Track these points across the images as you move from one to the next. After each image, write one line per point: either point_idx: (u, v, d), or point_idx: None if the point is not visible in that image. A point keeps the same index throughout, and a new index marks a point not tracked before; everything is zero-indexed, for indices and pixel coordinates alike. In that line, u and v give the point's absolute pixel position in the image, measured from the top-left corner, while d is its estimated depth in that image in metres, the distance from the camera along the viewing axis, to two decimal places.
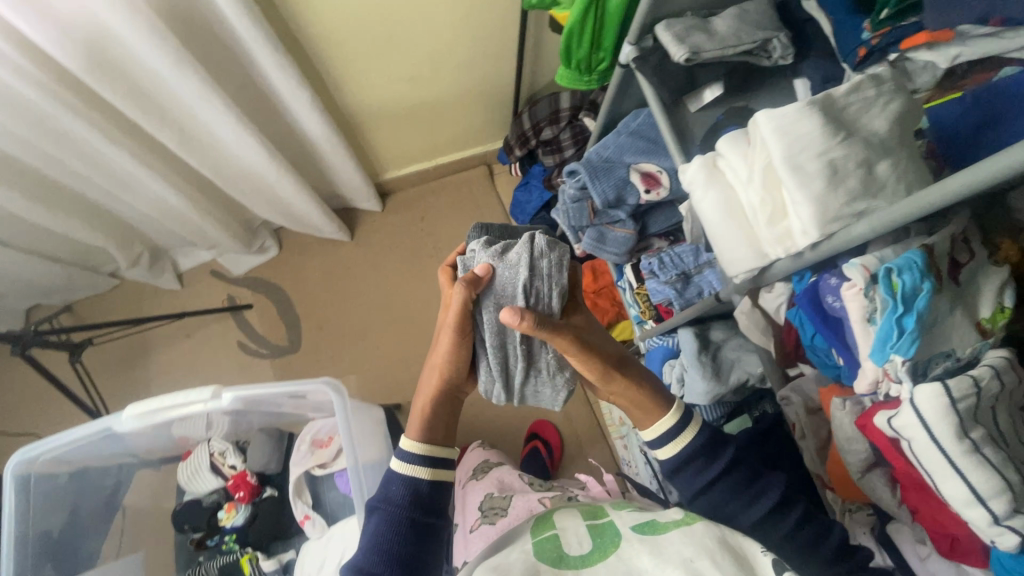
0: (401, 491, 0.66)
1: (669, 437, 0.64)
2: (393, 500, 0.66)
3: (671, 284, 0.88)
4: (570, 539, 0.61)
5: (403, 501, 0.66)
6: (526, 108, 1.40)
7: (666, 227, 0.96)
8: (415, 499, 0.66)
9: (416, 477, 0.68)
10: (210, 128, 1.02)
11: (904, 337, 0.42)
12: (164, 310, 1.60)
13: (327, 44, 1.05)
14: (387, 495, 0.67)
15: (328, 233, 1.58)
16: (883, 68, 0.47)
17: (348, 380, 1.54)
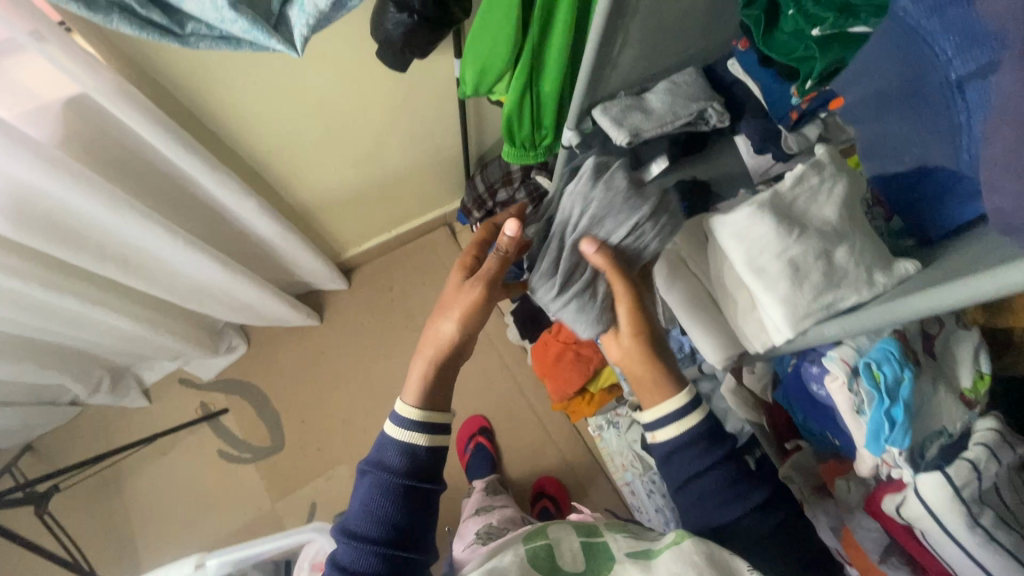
0: (399, 457, 0.68)
1: (672, 418, 0.59)
2: (388, 464, 0.67)
3: None
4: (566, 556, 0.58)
5: (401, 461, 0.67)
6: (478, 172, 1.41)
7: None
8: (408, 464, 0.68)
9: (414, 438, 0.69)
10: (158, 254, 0.98)
11: (896, 429, 0.41)
12: (135, 431, 1.51)
13: (267, 149, 1.03)
14: (384, 458, 0.68)
15: (298, 321, 1.53)
16: (821, 150, 0.47)
17: (340, 470, 1.48)
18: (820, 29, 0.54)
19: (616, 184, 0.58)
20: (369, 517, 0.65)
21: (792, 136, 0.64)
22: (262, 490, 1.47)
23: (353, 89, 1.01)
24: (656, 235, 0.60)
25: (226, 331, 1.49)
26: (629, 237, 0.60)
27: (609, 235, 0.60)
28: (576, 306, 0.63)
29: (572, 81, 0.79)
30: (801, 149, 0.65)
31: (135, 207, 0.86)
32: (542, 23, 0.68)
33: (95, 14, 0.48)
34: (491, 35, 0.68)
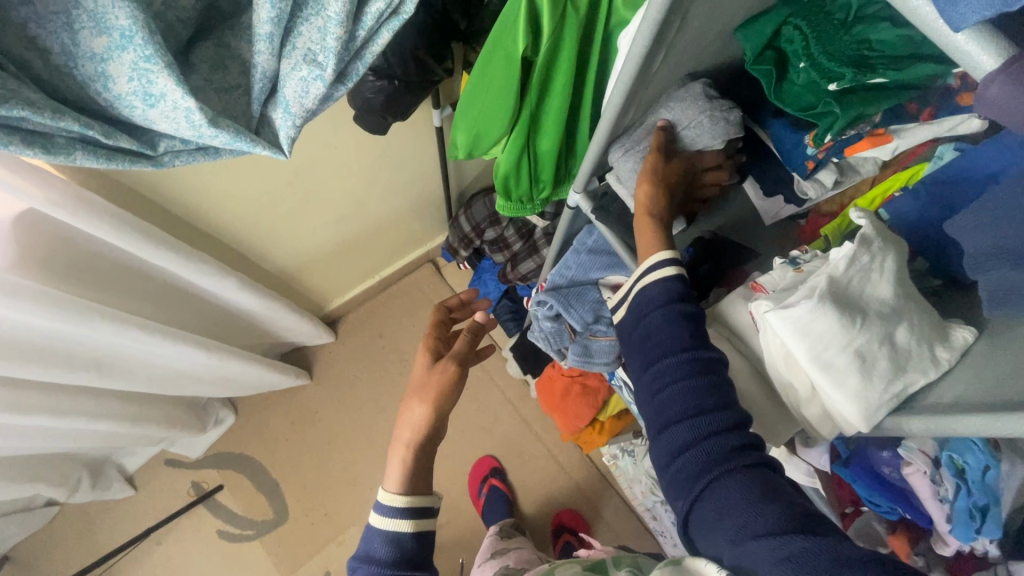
0: (387, 545, 0.63)
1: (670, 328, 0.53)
2: (375, 561, 0.62)
3: None
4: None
5: (388, 553, 0.62)
6: (461, 211, 1.36)
7: None
8: (397, 556, 0.62)
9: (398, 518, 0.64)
10: (133, 351, 0.90)
11: (987, 519, 0.40)
12: (123, 522, 1.41)
13: (239, 222, 0.96)
14: (371, 548, 0.63)
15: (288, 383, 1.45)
16: (865, 224, 0.45)
17: (351, 535, 1.41)
18: (837, 84, 0.52)
19: (693, 90, 0.58)
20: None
21: (807, 182, 0.62)
22: (270, 567, 1.39)
23: (327, 150, 0.95)
24: (715, 134, 0.57)
25: (211, 405, 1.40)
26: (688, 124, 0.58)
27: (675, 119, 0.59)
28: (631, 166, 0.61)
29: (569, 134, 0.75)
30: (818, 195, 0.63)
31: (105, 313, 0.79)
32: (540, 85, 0.64)
33: (54, 155, 0.42)
34: (487, 103, 0.64)
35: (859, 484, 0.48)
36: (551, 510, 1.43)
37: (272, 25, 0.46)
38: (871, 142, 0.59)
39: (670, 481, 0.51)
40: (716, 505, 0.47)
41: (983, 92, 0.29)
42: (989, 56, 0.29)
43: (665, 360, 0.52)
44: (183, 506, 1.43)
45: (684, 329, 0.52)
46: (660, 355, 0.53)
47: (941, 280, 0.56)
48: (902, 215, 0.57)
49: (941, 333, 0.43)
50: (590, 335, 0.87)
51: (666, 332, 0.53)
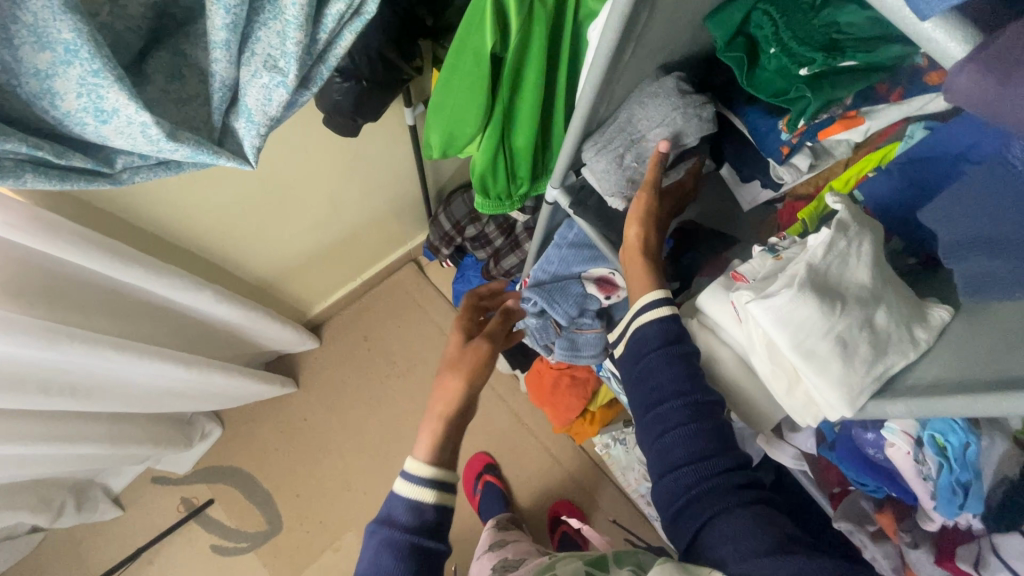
0: (413, 510, 0.62)
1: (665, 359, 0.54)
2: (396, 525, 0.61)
3: None
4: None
5: (415, 516, 0.61)
6: (440, 209, 1.34)
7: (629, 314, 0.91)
8: (418, 523, 0.61)
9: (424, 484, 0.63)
10: (108, 371, 0.88)
11: (969, 495, 0.42)
12: (113, 544, 1.38)
13: (212, 233, 0.93)
14: (397, 508, 0.62)
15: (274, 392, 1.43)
16: (842, 210, 0.45)
17: (348, 540, 1.40)
18: (809, 68, 0.52)
19: (666, 85, 0.57)
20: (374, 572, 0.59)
21: (783, 167, 0.62)
22: None
23: (298, 154, 0.93)
24: (688, 132, 0.56)
25: (196, 419, 1.38)
26: (662, 119, 0.57)
27: (649, 115, 0.58)
28: (603, 166, 0.61)
29: (543, 130, 0.74)
30: (793, 179, 0.63)
31: (76, 335, 0.77)
32: (511, 80, 0.63)
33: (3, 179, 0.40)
34: (458, 100, 0.63)
35: (846, 466, 0.49)
36: (547, 503, 1.44)
37: (228, 31, 0.44)
38: (844, 125, 0.59)
39: (670, 517, 0.53)
40: (718, 538, 0.49)
41: (954, 80, 0.28)
42: (956, 43, 0.29)
43: (667, 404, 0.53)
44: (174, 523, 1.40)
45: (684, 372, 0.53)
46: (661, 399, 0.53)
47: (917, 259, 0.57)
48: (877, 195, 0.58)
49: (918, 315, 0.43)
50: (575, 329, 0.87)
51: (665, 373, 0.54)
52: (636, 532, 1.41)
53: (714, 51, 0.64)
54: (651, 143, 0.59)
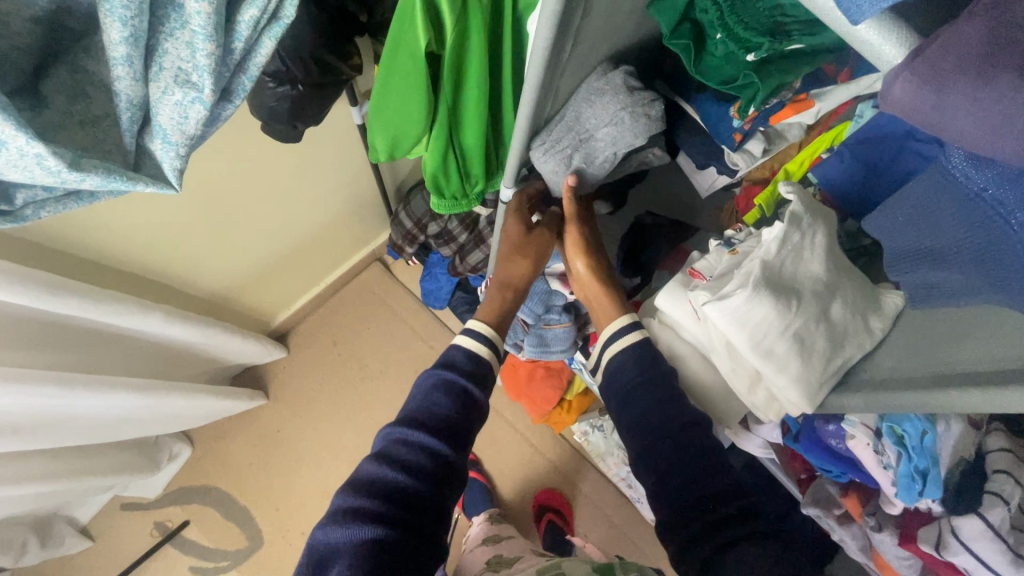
0: (434, 414, 0.59)
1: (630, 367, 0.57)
2: (398, 448, 0.56)
3: None
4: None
5: (423, 430, 0.57)
6: (401, 206, 1.31)
7: None
8: (423, 444, 0.56)
9: (444, 381, 0.62)
10: (53, 407, 0.83)
11: (927, 481, 0.42)
12: None
13: (154, 252, 0.88)
14: (412, 418, 0.58)
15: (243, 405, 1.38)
16: (794, 202, 0.44)
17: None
18: (755, 54, 0.50)
19: (614, 81, 0.55)
20: (374, 491, 0.52)
21: (738, 154, 0.61)
22: None
23: (240, 161, 0.88)
24: (637, 131, 0.54)
25: (163, 440, 1.33)
26: (610, 117, 0.55)
27: (596, 114, 0.56)
28: (552, 167, 0.60)
29: (493, 126, 0.71)
30: (748, 165, 0.62)
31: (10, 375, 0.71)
32: (453, 79, 0.60)
33: None
34: (399, 103, 0.60)
35: (810, 455, 0.49)
36: (531, 492, 1.44)
37: (129, 46, 0.40)
38: (795, 109, 0.58)
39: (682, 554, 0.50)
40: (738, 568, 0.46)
41: (889, 90, 0.27)
42: (892, 47, 0.28)
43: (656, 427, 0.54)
44: (150, 548, 1.36)
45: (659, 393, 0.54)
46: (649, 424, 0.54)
47: (871, 240, 0.57)
48: (830, 178, 0.57)
49: (873, 304, 0.43)
50: (543, 325, 0.85)
51: (642, 399, 0.55)
52: (620, 515, 1.42)
53: (661, 38, 0.62)
54: (599, 142, 0.58)
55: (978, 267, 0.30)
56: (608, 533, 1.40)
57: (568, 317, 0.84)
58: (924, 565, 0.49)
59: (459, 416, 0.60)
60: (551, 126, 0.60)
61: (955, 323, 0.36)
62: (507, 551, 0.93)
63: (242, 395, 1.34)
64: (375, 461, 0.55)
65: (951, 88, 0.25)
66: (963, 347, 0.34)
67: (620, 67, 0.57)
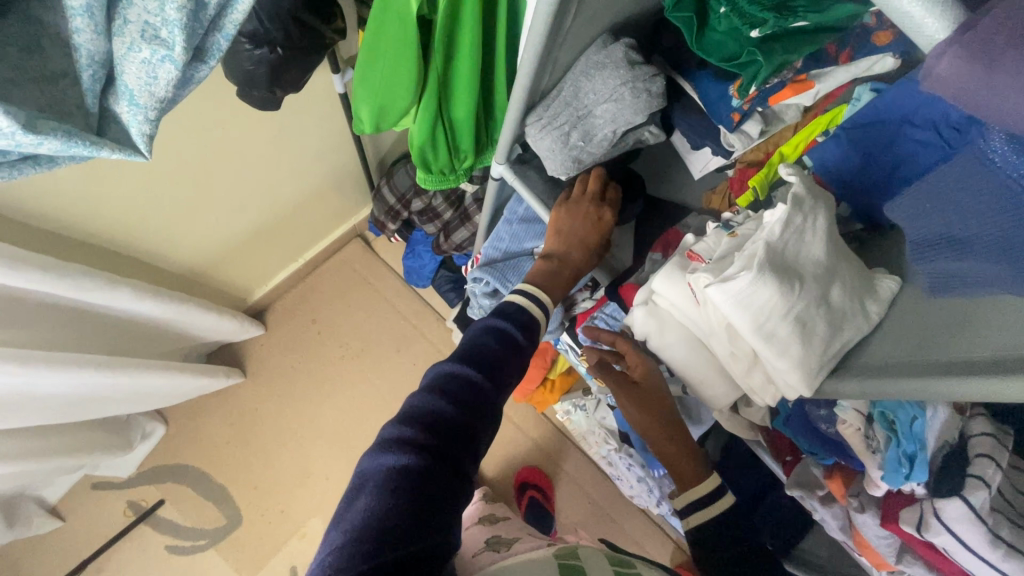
0: (482, 350, 0.53)
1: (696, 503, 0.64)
2: (444, 380, 0.50)
3: None
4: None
5: (473, 366, 0.51)
6: (383, 181, 1.27)
7: None
8: (472, 380, 0.50)
9: (493, 327, 0.56)
10: (14, 386, 0.79)
11: (915, 465, 0.42)
12: (56, 557, 1.30)
13: (122, 224, 0.84)
14: (456, 355, 0.53)
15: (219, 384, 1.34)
16: (798, 184, 0.43)
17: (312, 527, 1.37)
18: (760, 30, 0.49)
19: (614, 54, 0.53)
20: (418, 420, 0.47)
21: (733, 135, 0.60)
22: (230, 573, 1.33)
23: (214, 129, 0.83)
24: (637, 108, 0.52)
25: (135, 419, 1.29)
26: (609, 93, 0.53)
27: (593, 89, 0.54)
28: (548, 143, 0.58)
29: (485, 97, 0.69)
30: (743, 146, 0.61)
31: None
32: (444, 46, 0.57)
33: None
34: (388, 69, 0.57)
35: (797, 437, 0.50)
36: (512, 470, 1.45)
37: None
38: (795, 89, 0.57)
39: None
40: None
41: (935, 66, 0.26)
42: (933, 20, 0.26)
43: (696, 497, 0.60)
44: (123, 527, 1.33)
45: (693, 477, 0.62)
46: None
47: (863, 226, 0.57)
48: (825, 161, 0.56)
49: (870, 289, 0.43)
50: None
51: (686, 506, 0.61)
52: (599, 494, 1.44)
53: (660, 11, 0.60)
54: (596, 118, 0.55)
55: (1000, 250, 0.30)
56: (588, 510, 1.43)
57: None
58: (902, 543, 0.51)
59: (507, 364, 0.54)
60: (546, 101, 0.58)
61: (954, 313, 0.36)
62: (496, 531, 0.93)
63: (217, 373, 1.30)
64: (422, 393, 0.49)
65: (1001, 68, 0.24)
66: (960, 337, 0.34)
67: (620, 39, 0.54)
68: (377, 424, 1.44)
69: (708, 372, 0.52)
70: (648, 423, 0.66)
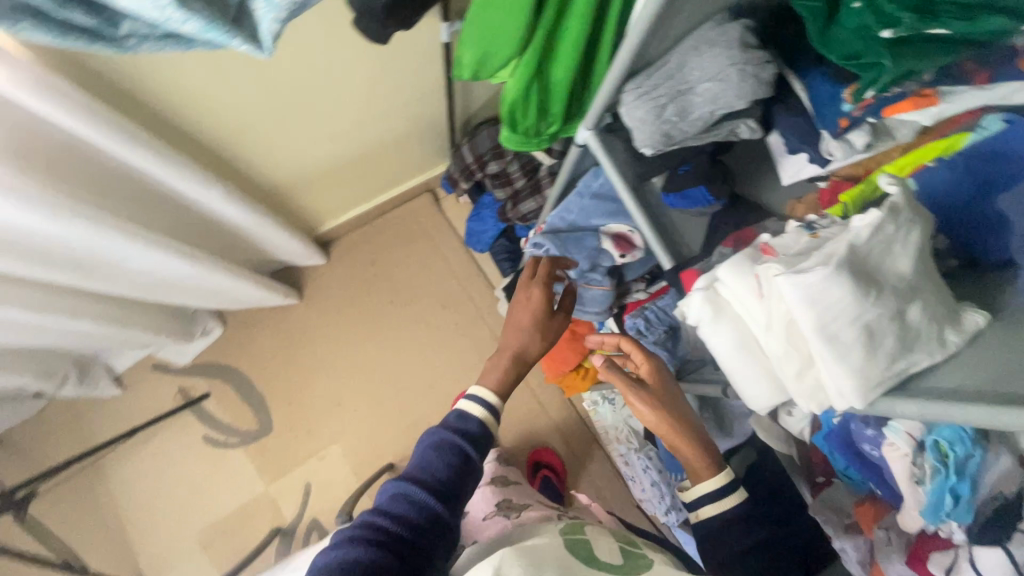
0: (433, 470, 0.60)
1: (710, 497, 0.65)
2: (399, 503, 0.58)
3: (662, 342, 0.85)
4: (605, 554, 0.58)
5: (419, 484, 0.59)
6: (465, 140, 1.29)
7: (641, 273, 0.88)
8: (427, 506, 0.57)
9: (448, 446, 0.62)
10: (109, 254, 0.88)
11: (959, 503, 0.42)
12: (111, 421, 1.45)
13: (223, 129, 0.90)
14: (410, 475, 0.60)
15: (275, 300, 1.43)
16: (899, 193, 0.41)
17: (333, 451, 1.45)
18: (894, 29, 0.46)
19: (730, 35, 0.52)
20: (373, 538, 0.54)
21: (835, 142, 0.57)
22: (253, 473, 1.44)
23: (321, 55, 0.88)
24: (741, 92, 0.51)
25: (199, 315, 1.40)
26: (716, 73, 0.52)
27: (700, 67, 0.53)
28: (640, 114, 0.57)
29: (586, 64, 0.68)
30: (843, 157, 0.57)
31: (80, 213, 0.76)
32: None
33: None
34: (502, 13, 0.58)
35: (836, 452, 0.51)
36: (528, 447, 1.47)
37: None
38: (915, 104, 0.53)
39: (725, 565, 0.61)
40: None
41: None
42: None
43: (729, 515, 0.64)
44: (170, 409, 1.46)
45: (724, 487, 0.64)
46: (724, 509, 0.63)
47: (958, 263, 0.53)
48: (930, 185, 0.53)
49: (953, 316, 0.40)
50: (583, 285, 0.85)
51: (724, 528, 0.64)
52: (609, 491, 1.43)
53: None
54: (696, 97, 0.54)
55: None
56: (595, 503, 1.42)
57: (608, 283, 0.83)
58: None
59: (451, 482, 0.60)
60: (649, 73, 0.57)
61: None
62: (505, 494, 0.96)
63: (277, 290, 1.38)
64: (370, 515, 0.57)
65: None
66: None
67: (738, 19, 0.53)
68: (410, 372, 1.49)
69: (754, 375, 0.50)
70: (659, 415, 0.68)
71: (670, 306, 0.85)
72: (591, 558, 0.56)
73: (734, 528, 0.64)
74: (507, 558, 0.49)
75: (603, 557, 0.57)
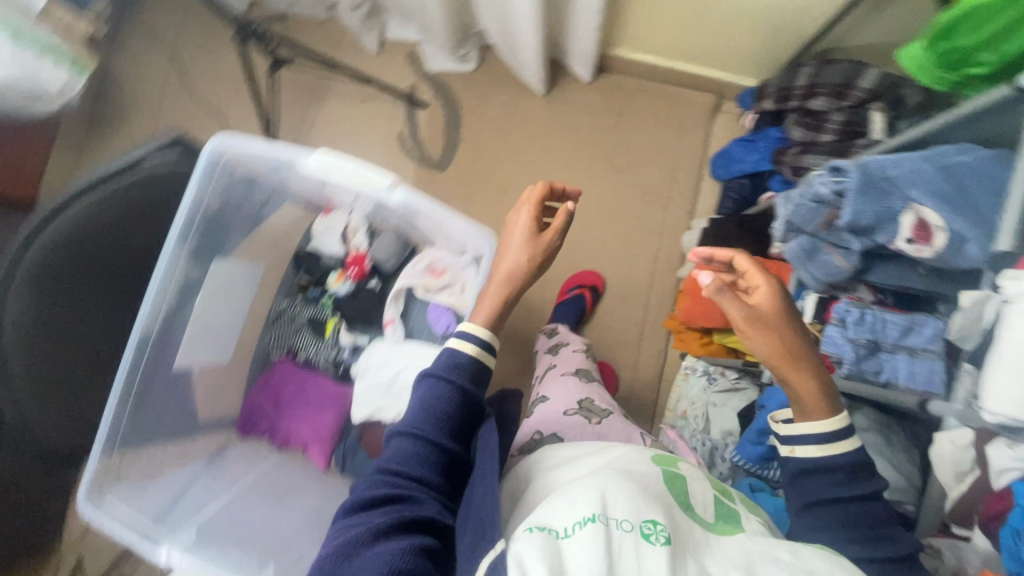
0: (405, 455, 0.73)
1: (824, 439, 0.81)
2: (399, 476, 0.72)
3: (856, 345, 0.93)
4: (699, 505, 0.71)
5: (420, 440, 0.74)
6: (815, 63, 1.19)
7: (884, 282, 0.97)
8: (422, 481, 0.72)
9: (417, 439, 0.74)
10: None
11: None
12: (353, 65, 1.63)
13: None
14: (383, 462, 0.74)
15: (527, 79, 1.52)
16: None
17: (461, 216, 1.56)
18: None
19: None
20: (393, 499, 0.69)
21: None
22: None
23: None
24: None
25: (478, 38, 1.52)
26: None
27: None
28: None
29: None
30: None
31: None
32: None
33: None
34: None
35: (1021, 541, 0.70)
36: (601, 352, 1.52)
37: None
38: None
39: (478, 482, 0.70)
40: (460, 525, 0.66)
41: None
42: None
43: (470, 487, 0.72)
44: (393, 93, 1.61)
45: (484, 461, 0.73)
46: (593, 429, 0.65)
47: None
48: None
49: None
50: (829, 244, 0.94)
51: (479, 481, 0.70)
52: None
53: None
54: None
55: None
56: None
57: (852, 262, 0.92)
58: None
59: (423, 469, 0.72)
60: None
61: None
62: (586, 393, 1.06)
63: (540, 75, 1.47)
64: (380, 466, 0.74)
65: None
66: None
67: None
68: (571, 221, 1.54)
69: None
70: (778, 343, 0.82)
71: (894, 326, 0.93)
72: (683, 496, 0.70)
73: (832, 475, 0.81)
74: (608, 490, 0.62)
75: (695, 505, 0.71)
